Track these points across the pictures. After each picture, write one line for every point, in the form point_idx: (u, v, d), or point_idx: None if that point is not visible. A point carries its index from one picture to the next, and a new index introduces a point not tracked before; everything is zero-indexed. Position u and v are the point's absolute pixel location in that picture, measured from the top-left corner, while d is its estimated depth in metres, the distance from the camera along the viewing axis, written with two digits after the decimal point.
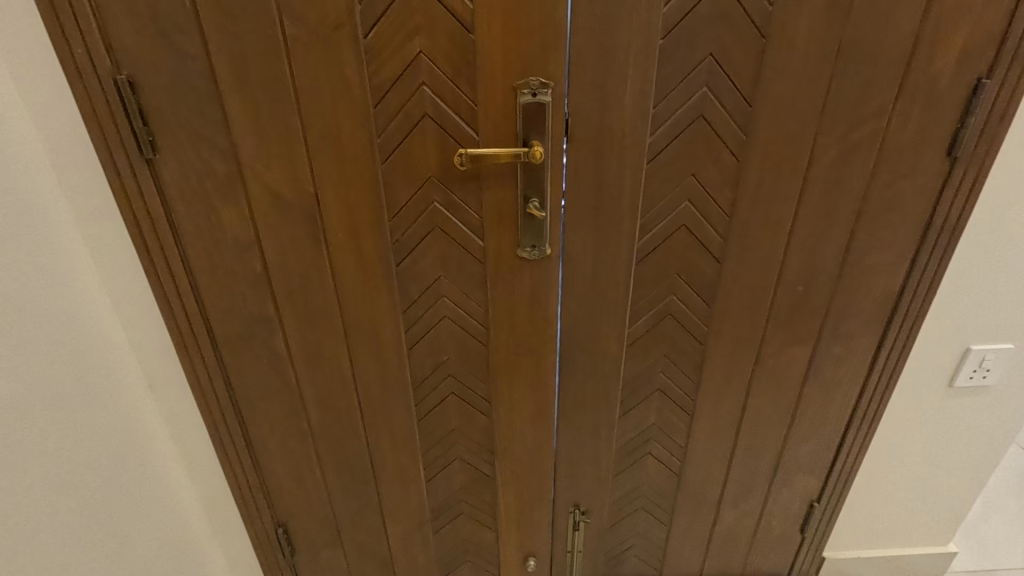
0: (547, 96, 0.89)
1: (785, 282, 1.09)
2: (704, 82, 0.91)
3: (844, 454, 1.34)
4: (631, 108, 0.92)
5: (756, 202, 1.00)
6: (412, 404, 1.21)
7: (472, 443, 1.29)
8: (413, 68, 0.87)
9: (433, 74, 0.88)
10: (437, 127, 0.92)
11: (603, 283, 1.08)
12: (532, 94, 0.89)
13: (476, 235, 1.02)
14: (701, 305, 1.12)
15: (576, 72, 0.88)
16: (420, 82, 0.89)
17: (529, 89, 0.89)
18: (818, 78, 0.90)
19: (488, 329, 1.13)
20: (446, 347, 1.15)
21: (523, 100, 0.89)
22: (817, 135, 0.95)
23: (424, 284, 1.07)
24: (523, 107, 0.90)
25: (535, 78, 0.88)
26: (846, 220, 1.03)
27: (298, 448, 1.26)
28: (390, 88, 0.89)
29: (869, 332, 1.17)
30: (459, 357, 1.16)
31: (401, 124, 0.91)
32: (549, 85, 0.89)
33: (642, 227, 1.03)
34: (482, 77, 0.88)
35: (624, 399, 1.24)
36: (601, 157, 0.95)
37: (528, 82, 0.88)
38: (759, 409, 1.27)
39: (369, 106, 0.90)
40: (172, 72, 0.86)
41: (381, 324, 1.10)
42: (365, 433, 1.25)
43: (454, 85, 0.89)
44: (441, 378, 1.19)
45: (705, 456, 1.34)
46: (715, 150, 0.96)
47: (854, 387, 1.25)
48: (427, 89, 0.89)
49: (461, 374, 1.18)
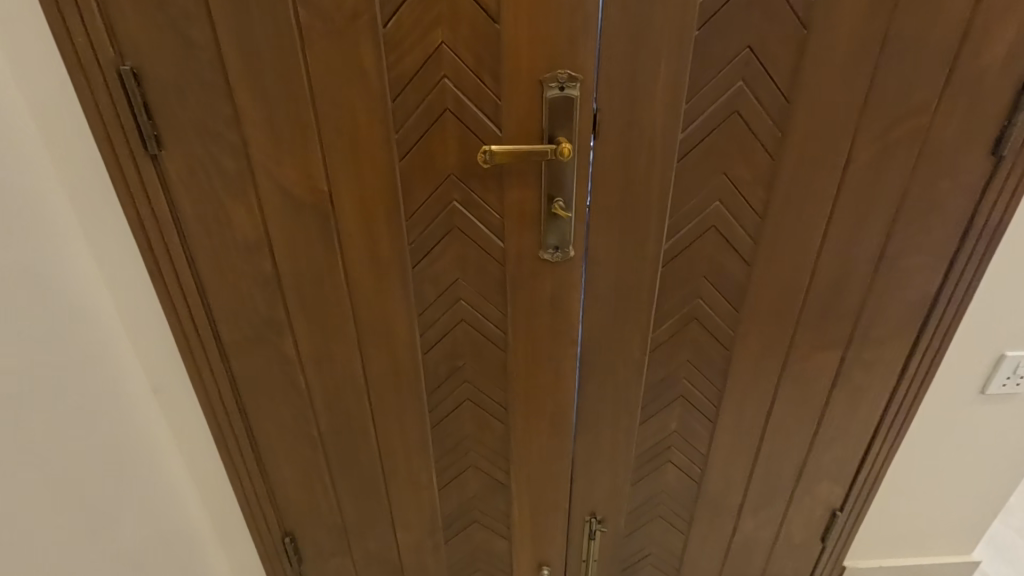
0: (575, 90, 0.85)
1: (816, 285, 1.05)
2: (739, 77, 0.86)
3: (870, 463, 1.30)
4: (662, 104, 0.87)
5: (790, 202, 0.96)
6: (425, 411, 1.17)
7: (487, 450, 1.24)
8: (434, 60, 0.83)
9: (456, 66, 0.83)
10: (459, 122, 0.88)
11: (628, 287, 1.03)
12: (560, 88, 0.84)
13: (496, 236, 0.98)
14: (729, 309, 1.08)
15: (606, 65, 0.84)
16: (441, 75, 0.84)
17: (556, 82, 0.84)
18: (860, 72, 0.86)
19: (506, 334, 1.08)
20: (462, 352, 1.11)
21: (550, 94, 0.85)
22: (857, 133, 0.90)
23: (441, 287, 1.03)
24: (550, 102, 0.85)
25: (563, 70, 0.83)
26: (883, 222, 0.98)
27: (306, 455, 1.22)
28: (411, 81, 0.84)
29: (901, 337, 1.13)
30: (476, 363, 1.12)
31: (420, 120, 0.87)
32: (578, 78, 0.84)
33: (669, 228, 0.99)
34: (507, 70, 0.83)
35: (645, 405, 1.20)
36: (630, 155, 0.91)
37: (556, 74, 0.84)
38: (784, 416, 1.23)
39: (388, 100, 0.85)
40: (179, 63, 0.81)
41: (395, 328, 1.06)
42: (377, 440, 1.21)
43: (477, 78, 0.84)
44: (456, 384, 1.15)
45: (727, 464, 1.30)
46: (749, 147, 0.91)
47: (883, 394, 1.20)
48: (449, 82, 0.85)
49: (478, 380, 1.14)
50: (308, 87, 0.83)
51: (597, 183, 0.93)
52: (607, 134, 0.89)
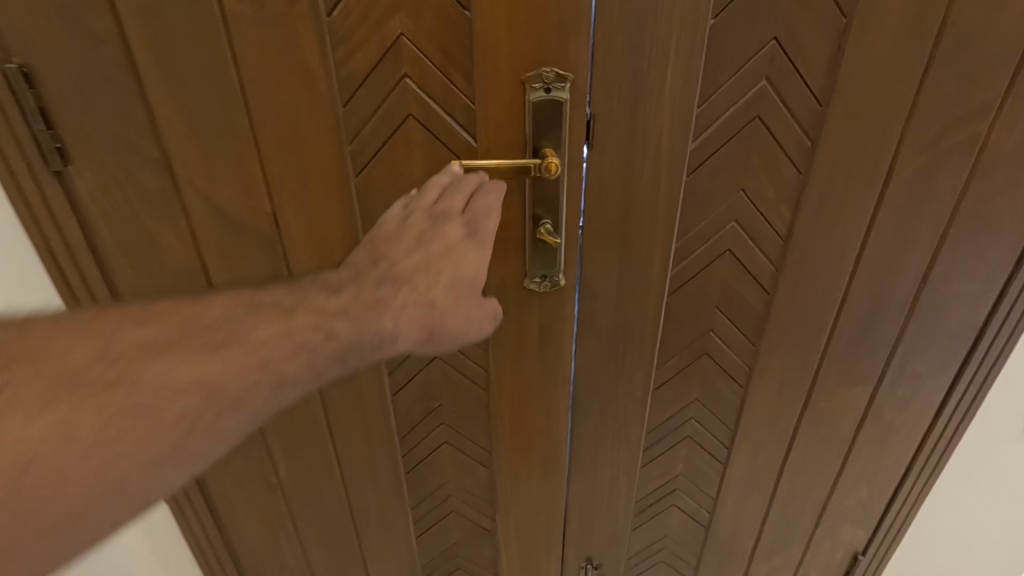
0: (564, 92, 0.70)
1: (845, 316, 0.91)
2: (762, 75, 0.72)
3: (898, 507, 1.16)
4: (669, 109, 0.73)
5: (819, 223, 0.81)
6: (398, 454, 1.03)
7: (470, 496, 1.11)
8: (393, 57, 0.68)
9: (420, 64, 0.69)
10: (425, 132, 0.73)
11: (628, 319, 0.89)
12: (545, 90, 0.70)
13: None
14: (744, 343, 0.94)
15: (602, 61, 0.70)
16: (402, 74, 0.69)
17: (542, 82, 0.70)
18: (909, 70, 0.71)
19: (488, 372, 0.94)
20: (438, 391, 0.97)
21: (533, 97, 0.70)
22: (901, 142, 0.76)
23: None
24: (534, 106, 0.71)
25: (550, 68, 0.69)
26: (927, 245, 0.84)
27: (265, 504, 1.07)
28: (366, 82, 0.70)
29: (940, 373, 0.98)
30: (454, 402, 0.98)
31: (379, 129, 0.72)
32: (568, 78, 0.70)
33: (677, 253, 0.84)
34: (482, 68, 0.69)
35: (648, 446, 1.07)
36: (631, 168, 0.77)
37: (541, 73, 0.69)
38: (804, 457, 1.09)
39: (339, 105, 0.71)
40: (79, 61, 0.66)
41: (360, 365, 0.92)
42: (344, 486, 1.07)
43: (445, 77, 0.70)
44: (433, 426, 1.01)
45: (739, 508, 1.16)
46: (772, 159, 0.77)
47: (916, 434, 1.06)
48: (412, 84, 0.70)
49: (456, 422, 1.01)
50: (240, 90, 0.69)
51: (591, 201, 0.79)
52: (602, 144, 0.75)
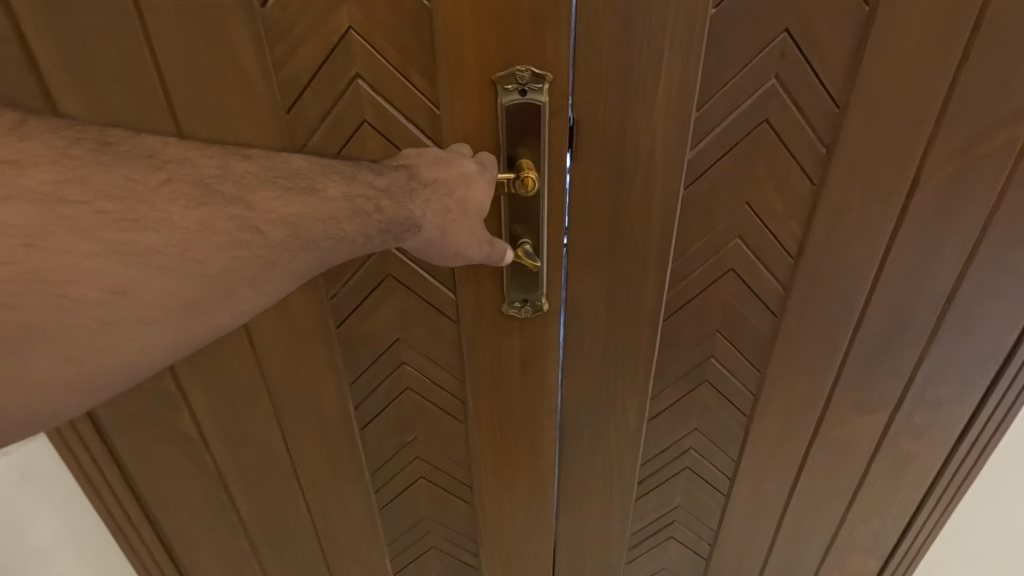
0: (542, 94, 0.62)
1: (861, 339, 0.82)
2: (770, 73, 0.63)
3: (912, 538, 1.08)
4: (664, 113, 0.64)
5: (834, 239, 0.72)
6: (371, 491, 0.95)
7: (451, 532, 1.02)
8: (343, 55, 0.59)
9: (374, 63, 0.60)
10: (383, 141, 0.64)
11: (620, 345, 0.80)
12: (520, 92, 0.61)
13: (445, 286, 0.75)
14: (748, 368, 0.85)
15: (584, 59, 0.61)
16: (354, 75, 0.60)
17: (516, 83, 0.61)
18: (941, 66, 0.62)
19: (466, 403, 0.85)
20: (412, 424, 0.88)
21: (507, 99, 0.62)
22: (929, 148, 0.67)
23: (379, 348, 0.80)
24: (507, 111, 0.62)
25: (525, 67, 0.60)
26: (954, 262, 0.75)
27: (225, 546, 0.98)
28: (312, 85, 0.60)
29: (963, 398, 0.90)
30: (430, 435, 0.89)
31: (330, 138, 0.63)
32: (546, 77, 0.61)
33: (674, 273, 0.75)
34: (446, 67, 0.60)
35: (643, 478, 0.98)
36: (620, 181, 0.67)
37: (514, 73, 0.60)
38: (813, 487, 1.00)
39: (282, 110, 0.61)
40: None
41: (324, 398, 0.83)
42: (312, 524, 0.98)
43: (404, 78, 0.61)
44: (408, 460, 0.92)
45: (741, 540, 1.07)
46: (780, 168, 0.68)
47: (935, 462, 0.98)
48: (366, 86, 0.61)
49: (432, 456, 0.92)
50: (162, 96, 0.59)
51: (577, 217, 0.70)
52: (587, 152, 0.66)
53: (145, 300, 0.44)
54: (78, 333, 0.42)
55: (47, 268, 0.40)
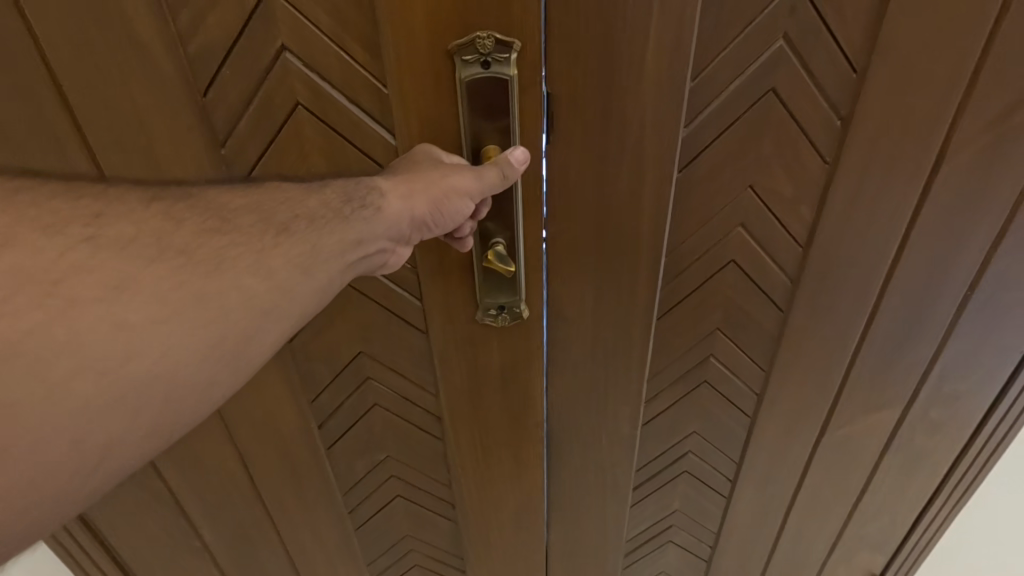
0: (510, 66, 0.52)
1: (875, 333, 0.74)
2: (779, 32, 0.53)
3: (921, 532, 1.02)
4: (654, 85, 0.54)
5: (848, 225, 0.64)
6: (344, 511, 0.87)
7: (435, 549, 0.94)
8: (266, 24, 0.51)
9: (304, 34, 0.52)
10: (323, 127, 0.56)
11: (610, 348, 0.72)
12: (482, 63, 0.52)
13: (411, 294, 0.67)
14: (752, 367, 0.77)
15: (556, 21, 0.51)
16: (279, 46, 0.52)
17: (478, 54, 0.52)
18: (978, 20, 0.52)
19: (442, 420, 0.77)
20: (383, 441, 0.80)
21: (467, 74, 0.52)
22: (959, 117, 0.58)
23: (340, 363, 0.72)
24: (469, 87, 0.53)
25: (487, 33, 0.51)
26: (981, 246, 0.67)
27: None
28: (232, 59, 0.52)
29: (983, 390, 0.83)
30: (403, 454, 0.82)
31: (260, 124, 0.55)
32: (512, 45, 0.51)
33: (669, 267, 0.67)
34: (390, 36, 0.51)
35: (638, 485, 0.91)
36: (604, 166, 0.58)
37: (474, 40, 0.51)
38: (820, 486, 0.94)
39: (199, 93, 0.54)
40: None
41: (282, 420, 0.75)
42: (282, 547, 0.90)
43: (339, 49, 0.52)
44: (383, 478, 0.85)
45: (744, 541, 1.01)
46: (788, 146, 0.59)
47: (949, 457, 0.91)
48: (297, 62, 0.53)
49: (409, 473, 0.84)
50: (55, 74, 0.51)
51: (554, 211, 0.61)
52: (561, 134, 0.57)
53: (152, 299, 0.37)
54: (98, 350, 0.35)
55: (24, 268, 0.33)
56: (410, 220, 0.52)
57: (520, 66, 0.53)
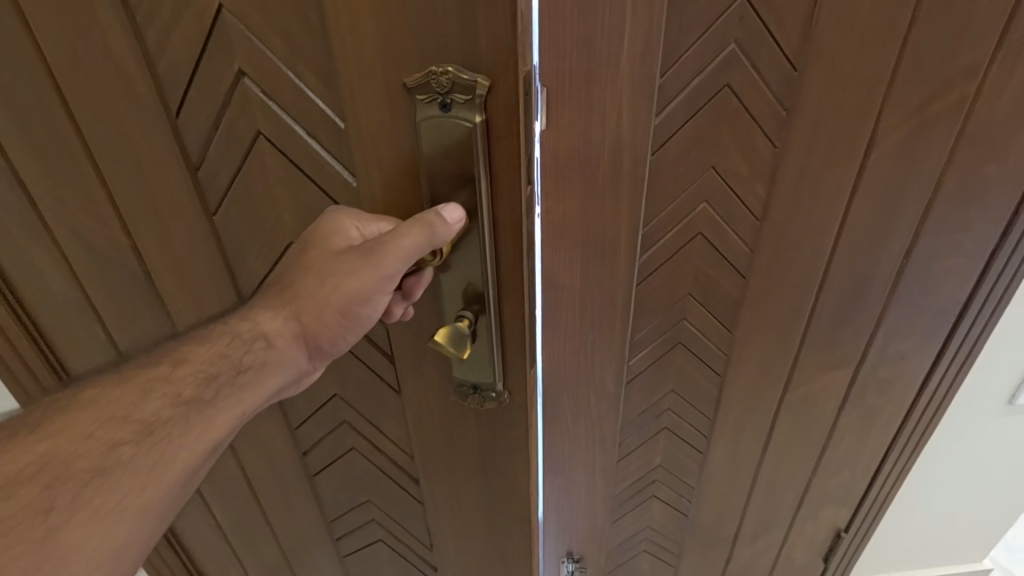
0: (468, 108, 0.51)
1: (824, 300, 0.85)
2: (731, 39, 0.65)
3: (880, 484, 1.14)
4: (629, 84, 0.65)
5: (795, 204, 0.75)
6: (330, 539, 1.01)
7: None
8: (229, 48, 0.57)
9: (261, 62, 0.57)
10: (282, 155, 0.63)
11: (595, 313, 0.84)
12: (441, 104, 0.52)
13: (384, 355, 0.75)
14: (720, 330, 0.88)
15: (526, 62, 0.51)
16: (238, 71, 0.58)
17: (437, 95, 0.52)
18: (891, 29, 0.64)
19: (418, 484, 0.88)
20: (362, 484, 0.93)
21: (424, 112, 0.53)
22: (883, 108, 0.69)
23: (318, 402, 0.84)
24: (429, 125, 0.53)
25: (444, 71, 0.50)
26: (912, 219, 0.78)
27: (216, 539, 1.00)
28: (197, 82, 0.59)
29: (924, 351, 0.94)
30: (381, 499, 0.93)
31: (228, 146, 0.62)
32: (475, 90, 0.50)
33: (644, 240, 0.78)
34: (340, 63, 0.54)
35: (622, 441, 1.02)
36: (587, 147, 0.69)
37: (431, 79, 0.51)
38: (786, 443, 1.05)
39: (172, 115, 0.61)
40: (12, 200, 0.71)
41: (270, 438, 0.88)
42: (290, 522, 0.98)
43: (293, 79, 0.57)
44: (365, 519, 0.98)
45: (719, 496, 1.12)
46: (744, 133, 0.70)
47: (899, 413, 1.03)
48: (255, 88, 0.59)
49: (386, 520, 0.97)
50: (59, 89, 0.59)
51: (532, 284, 0.63)
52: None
53: None
54: None
55: None
56: (306, 349, 0.60)
57: (483, 110, 0.51)
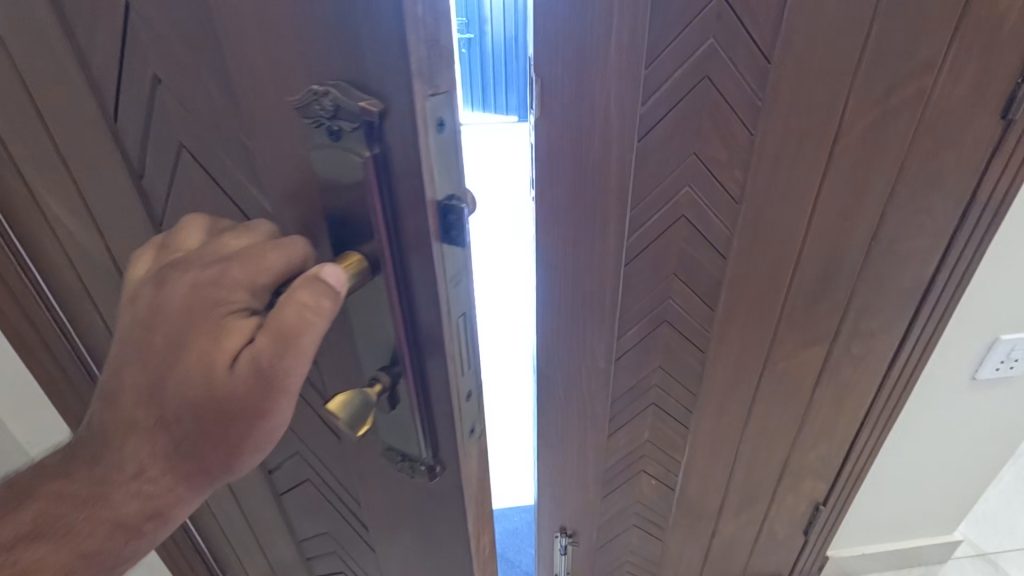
0: (355, 128, 0.37)
1: (799, 280, 0.92)
2: (708, 33, 0.71)
3: (855, 457, 1.21)
4: (617, 75, 0.71)
5: (771, 188, 0.81)
6: (299, 556, 0.96)
7: None
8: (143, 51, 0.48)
9: (175, 71, 0.48)
10: (205, 174, 0.54)
11: (586, 292, 0.89)
12: (328, 131, 0.38)
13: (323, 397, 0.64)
14: (703, 308, 0.94)
15: (423, 89, 0.36)
16: (153, 73, 0.49)
17: (318, 118, 0.38)
18: (854, 24, 0.70)
19: (370, 539, 0.76)
20: (320, 512, 0.85)
21: (310, 139, 0.40)
22: (849, 99, 0.75)
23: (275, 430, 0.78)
24: (318, 158, 0.40)
25: (323, 88, 0.37)
26: (877, 202, 0.85)
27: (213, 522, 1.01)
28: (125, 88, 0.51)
29: (892, 327, 1.01)
30: (338, 536, 0.85)
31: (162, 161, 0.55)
32: (358, 111, 0.36)
33: (631, 222, 0.83)
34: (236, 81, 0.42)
35: (613, 417, 1.08)
36: (578, 134, 0.75)
37: (311, 98, 0.37)
38: (766, 418, 1.11)
39: (111, 119, 0.54)
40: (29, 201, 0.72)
41: None
42: (272, 521, 0.93)
43: (206, 91, 0.47)
44: (327, 549, 0.91)
45: (705, 470, 1.19)
46: (723, 122, 0.76)
47: (871, 387, 1.10)
48: (170, 96, 0.50)
49: (346, 560, 0.88)
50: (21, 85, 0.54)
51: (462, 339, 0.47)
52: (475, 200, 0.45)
53: None
54: None
55: None
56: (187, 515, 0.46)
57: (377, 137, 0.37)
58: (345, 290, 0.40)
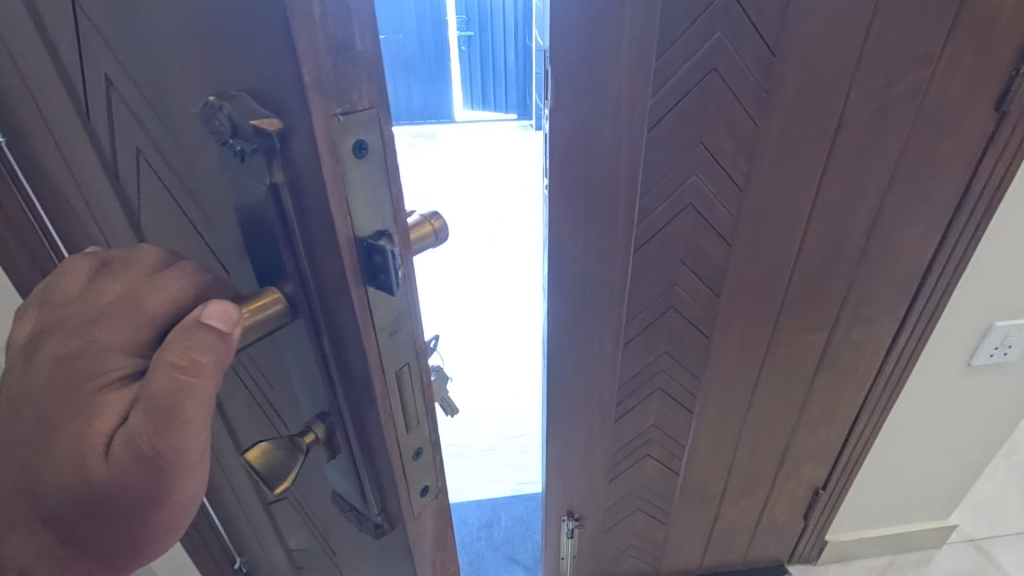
0: (257, 154, 0.32)
1: (801, 267, 0.95)
2: (717, 27, 0.74)
3: (853, 442, 1.25)
4: (629, 66, 0.74)
5: (774, 177, 0.85)
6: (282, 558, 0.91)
7: None
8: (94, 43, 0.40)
9: (126, 81, 0.40)
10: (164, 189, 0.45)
11: (596, 278, 0.92)
12: (236, 153, 0.33)
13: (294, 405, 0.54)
14: (708, 295, 0.97)
15: (328, 107, 0.30)
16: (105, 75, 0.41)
17: (225, 140, 0.33)
18: (856, 18, 0.73)
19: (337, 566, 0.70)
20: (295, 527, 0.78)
21: (226, 162, 0.35)
22: (851, 91, 0.78)
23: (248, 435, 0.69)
24: (239, 180, 0.35)
25: (221, 105, 0.31)
26: (876, 191, 0.88)
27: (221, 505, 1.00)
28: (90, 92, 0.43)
29: (891, 314, 1.04)
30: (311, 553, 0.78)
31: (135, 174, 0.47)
32: (255, 132, 0.31)
33: (640, 210, 0.86)
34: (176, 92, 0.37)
35: (620, 401, 1.11)
36: (589, 125, 0.77)
37: (212, 116, 0.32)
38: (768, 403, 1.15)
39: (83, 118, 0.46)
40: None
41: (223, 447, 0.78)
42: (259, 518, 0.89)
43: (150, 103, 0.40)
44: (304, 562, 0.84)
45: (708, 455, 1.22)
46: (729, 113, 0.79)
47: (870, 373, 1.13)
48: (124, 105, 0.42)
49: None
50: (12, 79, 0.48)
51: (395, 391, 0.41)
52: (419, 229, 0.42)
53: None
54: None
55: None
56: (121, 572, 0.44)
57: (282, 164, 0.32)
58: (234, 338, 0.35)
